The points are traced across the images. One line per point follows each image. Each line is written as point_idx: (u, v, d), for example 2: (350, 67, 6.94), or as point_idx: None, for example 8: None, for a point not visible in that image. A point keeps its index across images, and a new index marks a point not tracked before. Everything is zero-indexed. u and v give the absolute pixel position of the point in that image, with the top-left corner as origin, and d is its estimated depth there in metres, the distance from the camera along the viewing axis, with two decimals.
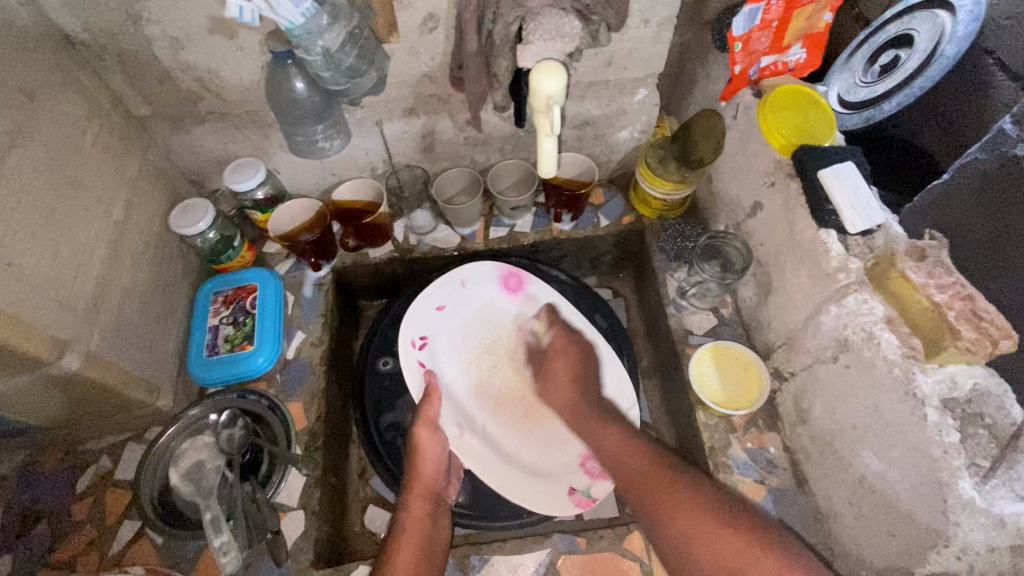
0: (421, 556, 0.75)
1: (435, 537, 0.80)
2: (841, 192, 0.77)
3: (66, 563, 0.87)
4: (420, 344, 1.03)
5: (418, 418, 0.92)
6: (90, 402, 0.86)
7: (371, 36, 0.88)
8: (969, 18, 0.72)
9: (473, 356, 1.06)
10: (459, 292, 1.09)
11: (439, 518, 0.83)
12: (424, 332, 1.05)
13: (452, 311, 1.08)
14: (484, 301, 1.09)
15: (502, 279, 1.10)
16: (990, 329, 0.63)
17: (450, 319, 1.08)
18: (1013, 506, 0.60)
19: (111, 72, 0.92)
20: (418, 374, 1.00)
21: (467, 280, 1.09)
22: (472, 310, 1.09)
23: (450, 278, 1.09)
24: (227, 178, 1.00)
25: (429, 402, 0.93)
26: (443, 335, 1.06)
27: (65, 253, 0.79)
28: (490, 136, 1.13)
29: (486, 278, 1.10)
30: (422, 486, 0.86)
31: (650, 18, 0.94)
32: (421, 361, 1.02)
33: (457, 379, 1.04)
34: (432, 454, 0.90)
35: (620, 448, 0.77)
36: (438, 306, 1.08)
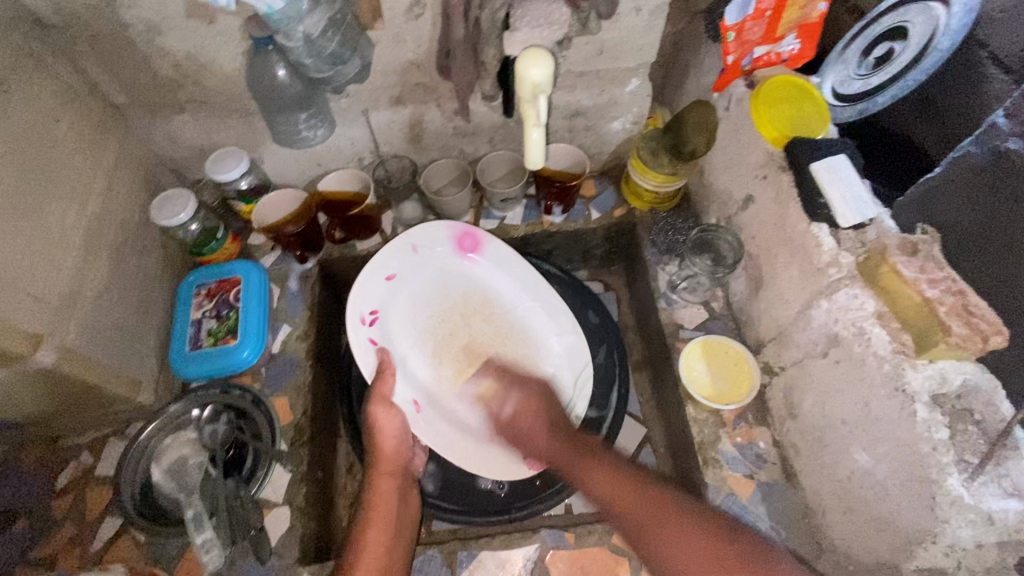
0: (390, 540, 0.79)
1: (402, 513, 0.85)
2: (833, 185, 0.76)
3: (47, 560, 0.86)
4: (370, 320, 0.94)
5: (373, 396, 0.88)
6: (67, 397, 0.84)
7: (354, 22, 0.85)
8: (963, 10, 0.69)
9: (425, 321, 1.01)
10: (411, 257, 1.02)
11: (405, 493, 0.88)
12: (374, 306, 0.96)
13: (405, 276, 1.01)
14: (435, 264, 1.04)
15: (456, 240, 1.04)
16: (982, 325, 0.61)
17: (404, 285, 1.01)
18: (1001, 502, 0.60)
19: (86, 59, 0.89)
20: (370, 351, 0.91)
21: (419, 245, 1.02)
22: (426, 273, 1.03)
23: (401, 243, 1.00)
24: (210, 169, 0.97)
25: (386, 379, 0.89)
26: (395, 303, 0.99)
27: (38, 245, 0.76)
28: (479, 126, 1.10)
29: (439, 240, 1.04)
30: (387, 463, 0.87)
31: (642, 6, 0.92)
32: (372, 338, 0.93)
33: (410, 349, 0.98)
34: (394, 428, 0.89)
35: (607, 477, 0.72)
36: (388, 276, 0.99)
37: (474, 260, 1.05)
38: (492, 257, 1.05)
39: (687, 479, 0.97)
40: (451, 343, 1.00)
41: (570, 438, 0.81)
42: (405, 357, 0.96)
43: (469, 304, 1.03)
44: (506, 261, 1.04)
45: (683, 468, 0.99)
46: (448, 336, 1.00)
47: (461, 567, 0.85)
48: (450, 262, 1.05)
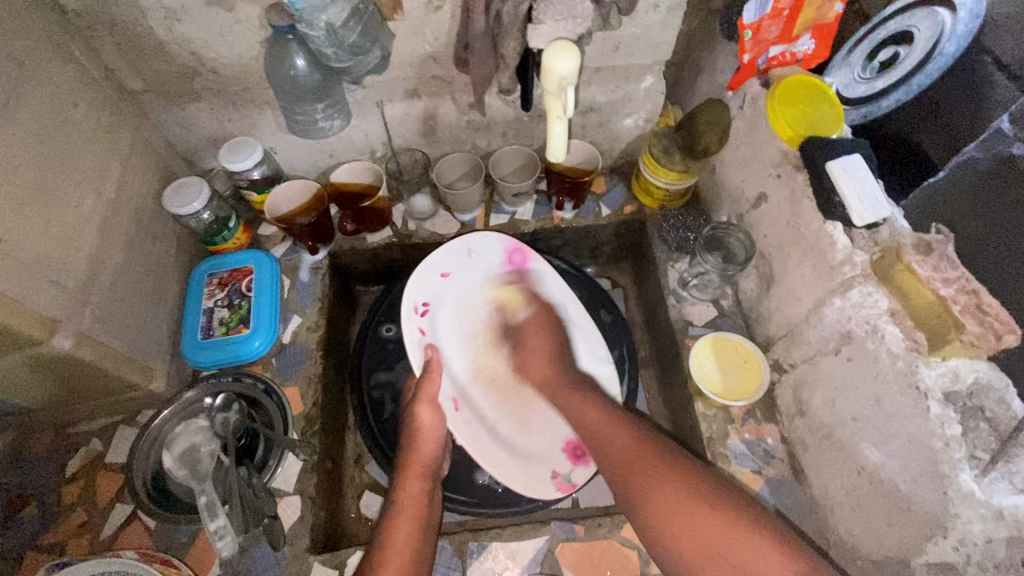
0: (414, 539, 0.75)
1: (429, 518, 0.80)
2: (850, 183, 0.77)
3: (57, 545, 0.85)
4: (422, 311, 0.95)
5: (419, 395, 0.87)
6: (81, 383, 0.84)
7: (375, 13, 0.86)
8: (969, 16, 0.71)
9: (470, 328, 0.99)
10: (464, 261, 1.01)
11: (433, 498, 0.83)
12: (426, 298, 0.96)
13: (455, 279, 1.00)
14: (486, 271, 1.02)
15: (507, 253, 1.02)
16: (995, 324, 0.62)
17: (452, 287, 1.00)
18: (1010, 498, 0.61)
19: (103, 44, 0.88)
20: (420, 342, 0.92)
21: (473, 252, 1.01)
22: (475, 282, 1.01)
23: (457, 244, 1.00)
24: (223, 158, 0.97)
25: (432, 377, 0.87)
26: (444, 304, 0.98)
27: (56, 230, 0.76)
28: (493, 120, 1.11)
29: (492, 249, 1.02)
30: (419, 466, 0.84)
31: (660, 3, 0.93)
32: (422, 330, 0.93)
33: (454, 352, 0.97)
34: (432, 430, 0.85)
35: (604, 421, 0.79)
36: (442, 273, 0.99)
37: (521, 277, 1.01)
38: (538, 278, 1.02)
39: None
40: (494, 355, 0.98)
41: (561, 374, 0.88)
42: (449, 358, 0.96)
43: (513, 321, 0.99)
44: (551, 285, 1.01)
45: None
46: (491, 348, 0.99)
47: (472, 558, 0.86)
48: (500, 274, 1.02)
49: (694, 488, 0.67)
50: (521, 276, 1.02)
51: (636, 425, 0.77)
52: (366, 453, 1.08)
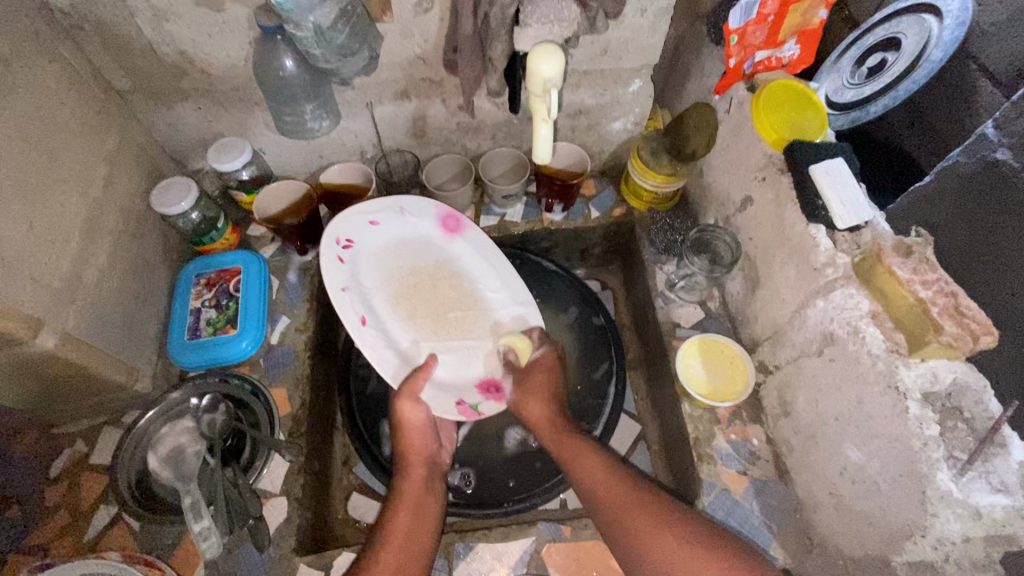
0: (414, 523, 0.76)
1: (430, 506, 0.80)
2: (831, 188, 0.78)
3: (39, 548, 0.84)
4: (343, 246, 0.94)
5: (401, 390, 0.84)
6: (65, 383, 0.84)
7: (364, 14, 0.86)
8: (955, 23, 0.74)
9: (390, 279, 0.97)
10: (394, 217, 1.00)
11: (433, 485, 0.83)
12: (349, 238, 0.95)
13: (372, 233, 0.97)
14: (411, 228, 1.01)
15: (439, 219, 1.02)
16: (971, 325, 0.64)
17: (371, 237, 0.97)
18: (988, 498, 0.62)
19: (91, 43, 0.88)
20: (337, 274, 0.91)
21: (405, 211, 1.00)
22: (400, 238, 1.00)
23: (388, 202, 0.98)
24: (211, 158, 0.97)
25: (410, 373, 0.84)
26: (365, 256, 0.96)
27: (40, 228, 0.76)
28: (483, 122, 1.11)
29: (422, 212, 1.01)
30: (417, 455, 0.84)
31: (647, 8, 0.94)
32: (341, 285, 0.90)
33: (371, 297, 0.94)
34: (416, 424, 0.85)
35: (604, 485, 0.77)
36: (371, 220, 0.97)
37: (456, 242, 1.02)
38: (472, 240, 1.02)
39: (681, 476, 0.98)
40: (415, 304, 0.96)
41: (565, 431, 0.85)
42: (368, 301, 0.93)
43: (438, 274, 1.00)
44: (483, 248, 1.02)
45: (677, 465, 1.00)
46: (410, 298, 0.97)
47: (458, 559, 0.86)
48: (433, 237, 1.02)
49: (684, 540, 0.70)
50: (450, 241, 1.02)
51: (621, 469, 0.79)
52: (355, 454, 1.08)
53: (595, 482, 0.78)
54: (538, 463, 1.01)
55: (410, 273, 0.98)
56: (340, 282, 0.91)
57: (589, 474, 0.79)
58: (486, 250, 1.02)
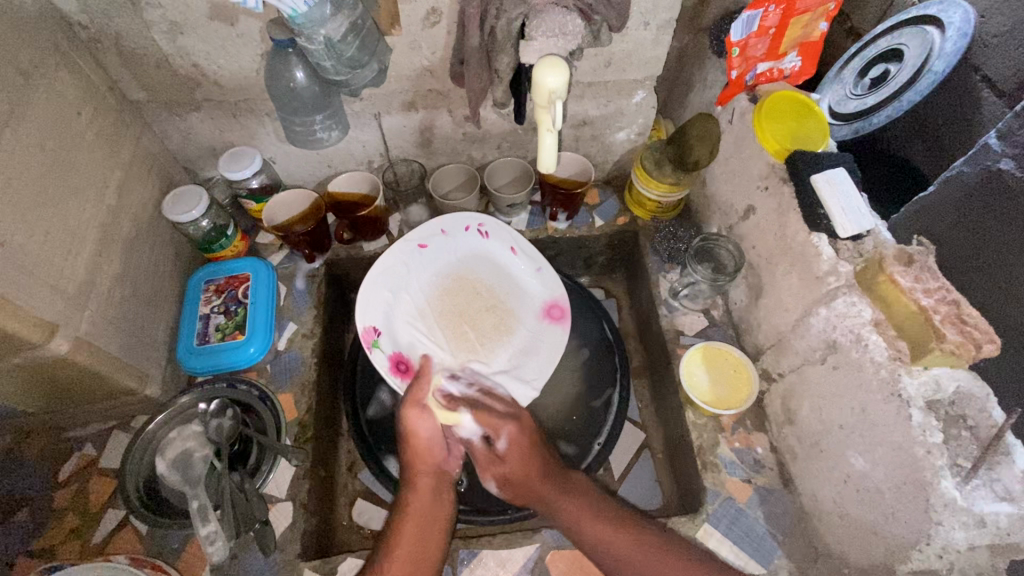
0: (422, 539, 0.75)
1: (440, 514, 0.78)
2: (833, 197, 0.79)
3: (48, 550, 0.85)
4: (473, 230, 1.06)
5: (406, 399, 0.83)
6: (76, 387, 0.85)
7: (374, 27, 0.88)
8: (957, 35, 0.76)
9: (459, 272, 1.05)
10: (529, 270, 1.06)
11: (441, 493, 0.80)
12: (485, 233, 1.06)
13: (496, 247, 1.06)
14: (523, 274, 1.06)
15: (546, 299, 1.04)
16: (975, 334, 0.65)
17: (497, 251, 1.07)
18: (993, 506, 0.62)
19: (108, 56, 0.91)
20: (434, 229, 1.04)
21: (539, 272, 1.05)
22: (511, 277, 1.06)
23: (536, 257, 1.06)
24: (221, 167, 0.99)
25: (420, 383, 0.84)
26: (470, 248, 1.06)
27: (55, 235, 0.77)
28: (488, 132, 1.13)
29: (547, 288, 1.05)
30: (422, 462, 0.81)
31: (650, 21, 0.95)
32: (424, 242, 1.03)
33: (435, 267, 1.04)
34: (430, 434, 0.82)
35: (616, 532, 0.76)
36: (511, 249, 1.06)
37: (541, 325, 1.02)
38: (548, 338, 1.01)
39: (685, 484, 0.98)
40: (454, 305, 1.01)
41: (547, 480, 0.81)
42: (421, 266, 1.03)
43: (501, 323, 1.01)
44: (549, 352, 0.99)
45: (682, 474, 1.00)
46: (457, 296, 1.02)
47: (462, 565, 0.86)
48: (527, 303, 1.04)
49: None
50: (536, 324, 1.03)
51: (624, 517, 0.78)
52: (359, 460, 1.08)
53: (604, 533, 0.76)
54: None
55: (480, 286, 1.04)
56: (423, 241, 1.03)
57: (589, 524, 0.77)
58: (541, 357, 1.00)
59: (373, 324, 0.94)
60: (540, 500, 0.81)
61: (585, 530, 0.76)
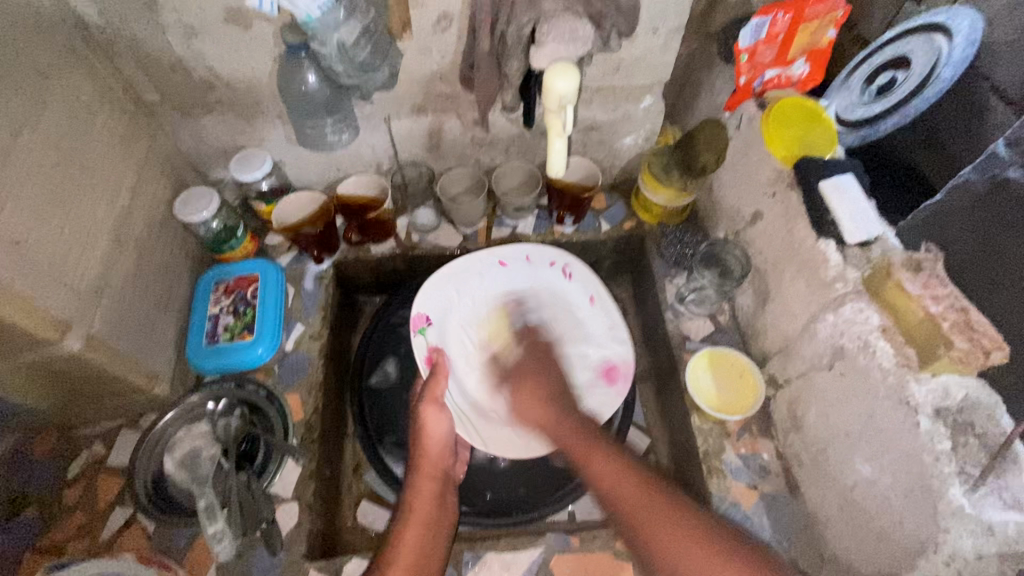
0: (426, 539, 0.75)
1: (442, 520, 0.80)
2: (841, 204, 0.80)
3: (56, 547, 0.86)
4: (560, 268, 1.09)
5: (424, 396, 0.89)
6: (86, 385, 0.86)
7: (386, 32, 0.89)
8: (966, 42, 0.77)
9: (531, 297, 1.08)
10: (603, 322, 1.03)
11: (445, 500, 0.82)
12: (572, 275, 1.08)
13: (576, 291, 1.07)
14: (595, 327, 1.03)
15: (610, 359, 0.99)
16: (983, 341, 0.64)
17: (576, 296, 1.07)
18: (1001, 514, 0.61)
19: (123, 58, 0.92)
20: (520, 256, 1.10)
21: (613, 330, 1.02)
22: (582, 322, 1.04)
23: (612, 314, 1.04)
24: (232, 168, 1.00)
25: (437, 380, 0.91)
26: (551, 283, 1.09)
27: (70, 233, 0.79)
28: (497, 136, 1.14)
29: (620, 349, 1.00)
30: (430, 466, 0.84)
31: (659, 27, 0.96)
32: (505, 261, 1.10)
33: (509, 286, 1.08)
34: (440, 435, 0.87)
35: (611, 472, 0.70)
36: (589, 298, 1.06)
37: (596, 381, 0.98)
38: (604, 400, 0.96)
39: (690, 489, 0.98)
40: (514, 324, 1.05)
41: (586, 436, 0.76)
42: (494, 280, 1.08)
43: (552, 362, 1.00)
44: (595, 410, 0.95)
45: (688, 480, 0.99)
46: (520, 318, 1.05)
47: (467, 568, 0.86)
48: (587, 356, 1.00)
49: None
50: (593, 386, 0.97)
51: (636, 461, 0.72)
52: (365, 461, 1.08)
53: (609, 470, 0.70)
54: (522, 489, 0.99)
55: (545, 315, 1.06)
56: (504, 259, 1.09)
57: (608, 475, 0.70)
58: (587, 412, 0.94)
59: (426, 313, 1.03)
60: (570, 449, 0.76)
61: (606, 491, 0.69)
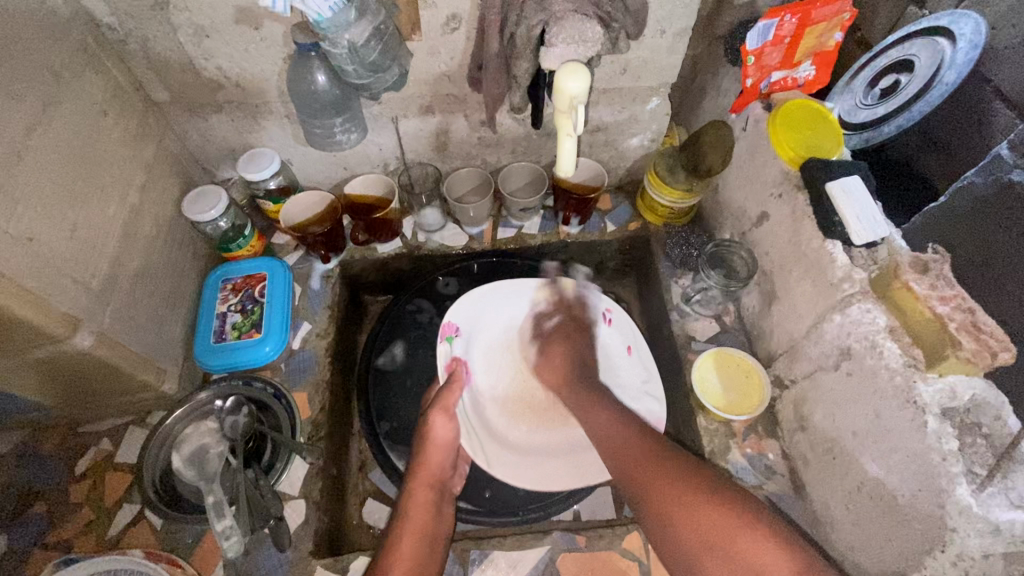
0: (421, 549, 0.78)
1: (439, 531, 0.82)
2: (849, 205, 0.79)
3: (63, 543, 0.86)
4: (603, 318, 1.03)
5: (436, 403, 0.90)
6: (95, 381, 0.86)
7: (395, 33, 0.90)
8: (969, 45, 0.77)
9: None
10: (639, 373, 0.98)
11: (441, 510, 0.84)
12: (611, 324, 1.03)
13: (612, 339, 1.02)
14: (629, 381, 0.98)
15: (643, 416, 0.93)
16: (990, 341, 0.65)
17: (612, 344, 1.02)
18: (1008, 514, 0.62)
19: (134, 57, 0.93)
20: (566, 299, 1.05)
21: (647, 382, 0.97)
22: (613, 372, 0.99)
23: (649, 368, 0.98)
24: (241, 168, 1.00)
25: (452, 389, 0.91)
26: (588, 326, 1.04)
27: (80, 231, 0.79)
28: (503, 137, 1.14)
29: (656, 407, 0.94)
30: (427, 475, 0.85)
31: (666, 29, 0.97)
32: (546, 295, 1.05)
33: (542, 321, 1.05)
34: (443, 443, 0.87)
35: (639, 464, 0.75)
36: (625, 347, 1.01)
37: None
38: None
39: None
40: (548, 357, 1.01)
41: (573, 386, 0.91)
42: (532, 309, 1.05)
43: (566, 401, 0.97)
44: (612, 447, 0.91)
45: None
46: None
47: (473, 566, 0.86)
48: None
49: None
50: None
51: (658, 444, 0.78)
52: (370, 460, 1.09)
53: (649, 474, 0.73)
54: (523, 490, 0.98)
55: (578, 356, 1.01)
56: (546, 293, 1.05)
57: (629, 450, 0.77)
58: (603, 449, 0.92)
59: (458, 323, 0.99)
60: (635, 470, 0.75)
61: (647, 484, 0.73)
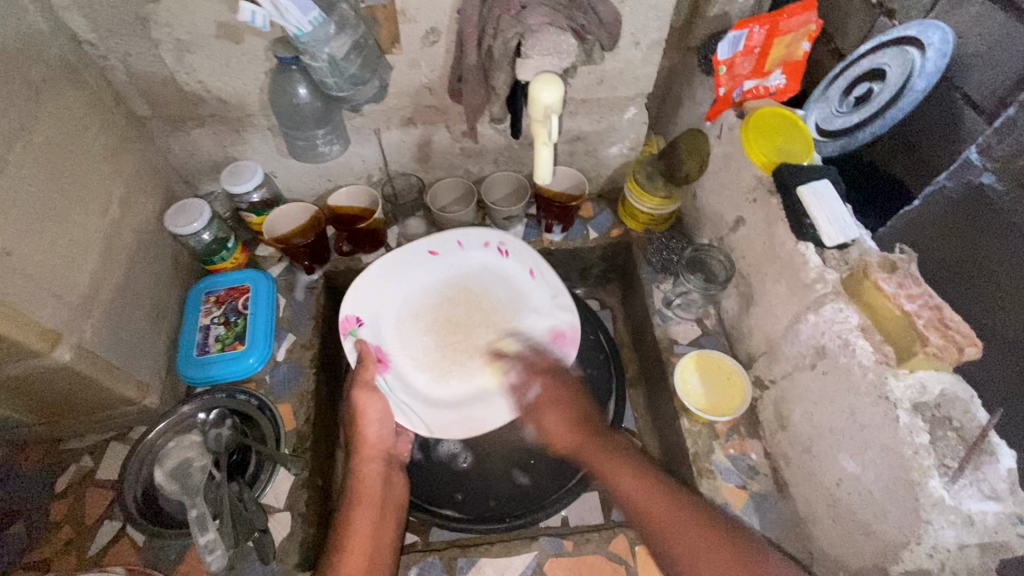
0: (375, 521, 0.80)
1: (387, 497, 0.85)
2: (819, 209, 0.82)
3: (42, 564, 0.85)
4: (501, 250, 1.06)
5: (356, 381, 0.89)
6: (75, 397, 0.86)
7: (376, 46, 0.91)
8: (937, 54, 0.80)
9: (462, 283, 1.05)
10: (541, 292, 1.02)
11: (389, 478, 0.87)
12: (501, 250, 1.06)
13: (514, 267, 1.05)
14: (539, 300, 1.02)
15: (557, 326, 0.98)
16: (957, 337, 0.67)
17: (514, 272, 1.05)
18: (980, 504, 0.64)
19: (115, 72, 0.93)
20: (450, 241, 1.05)
21: (556, 296, 1.00)
22: (524, 297, 1.03)
23: (555, 283, 1.01)
24: (223, 181, 1.01)
25: (367, 366, 0.90)
26: (488, 264, 1.06)
27: (61, 246, 0.79)
28: (485, 147, 1.16)
29: (565, 314, 0.99)
30: (371, 449, 0.87)
31: (640, 40, 0.99)
32: (435, 250, 1.05)
33: (441, 274, 1.05)
34: (379, 417, 0.88)
35: (647, 498, 0.74)
36: (529, 271, 1.04)
37: (540, 350, 0.97)
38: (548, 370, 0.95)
39: None
40: (444, 316, 1.02)
41: (593, 435, 0.83)
42: (417, 271, 1.04)
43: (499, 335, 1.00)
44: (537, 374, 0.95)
45: (678, 482, 1.00)
46: (455, 306, 1.02)
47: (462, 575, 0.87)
48: (529, 324, 1.00)
49: None
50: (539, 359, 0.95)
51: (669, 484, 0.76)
52: (356, 470, 1.08)
53: (643, 495, 0.75)
54: (491, 501, 0.96)
55: (479, 300, 1.03)
56: (430, 246, 1.05)
57: (651, 505, 0.74)
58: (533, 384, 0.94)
59: (358, 314, 0.97)
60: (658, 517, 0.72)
61: (652, 519, 0.73)
